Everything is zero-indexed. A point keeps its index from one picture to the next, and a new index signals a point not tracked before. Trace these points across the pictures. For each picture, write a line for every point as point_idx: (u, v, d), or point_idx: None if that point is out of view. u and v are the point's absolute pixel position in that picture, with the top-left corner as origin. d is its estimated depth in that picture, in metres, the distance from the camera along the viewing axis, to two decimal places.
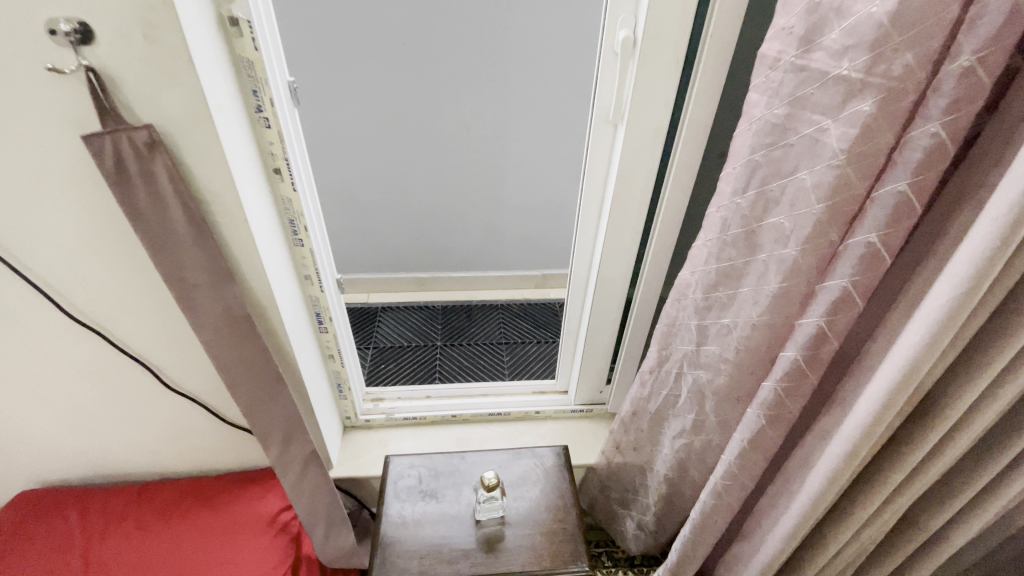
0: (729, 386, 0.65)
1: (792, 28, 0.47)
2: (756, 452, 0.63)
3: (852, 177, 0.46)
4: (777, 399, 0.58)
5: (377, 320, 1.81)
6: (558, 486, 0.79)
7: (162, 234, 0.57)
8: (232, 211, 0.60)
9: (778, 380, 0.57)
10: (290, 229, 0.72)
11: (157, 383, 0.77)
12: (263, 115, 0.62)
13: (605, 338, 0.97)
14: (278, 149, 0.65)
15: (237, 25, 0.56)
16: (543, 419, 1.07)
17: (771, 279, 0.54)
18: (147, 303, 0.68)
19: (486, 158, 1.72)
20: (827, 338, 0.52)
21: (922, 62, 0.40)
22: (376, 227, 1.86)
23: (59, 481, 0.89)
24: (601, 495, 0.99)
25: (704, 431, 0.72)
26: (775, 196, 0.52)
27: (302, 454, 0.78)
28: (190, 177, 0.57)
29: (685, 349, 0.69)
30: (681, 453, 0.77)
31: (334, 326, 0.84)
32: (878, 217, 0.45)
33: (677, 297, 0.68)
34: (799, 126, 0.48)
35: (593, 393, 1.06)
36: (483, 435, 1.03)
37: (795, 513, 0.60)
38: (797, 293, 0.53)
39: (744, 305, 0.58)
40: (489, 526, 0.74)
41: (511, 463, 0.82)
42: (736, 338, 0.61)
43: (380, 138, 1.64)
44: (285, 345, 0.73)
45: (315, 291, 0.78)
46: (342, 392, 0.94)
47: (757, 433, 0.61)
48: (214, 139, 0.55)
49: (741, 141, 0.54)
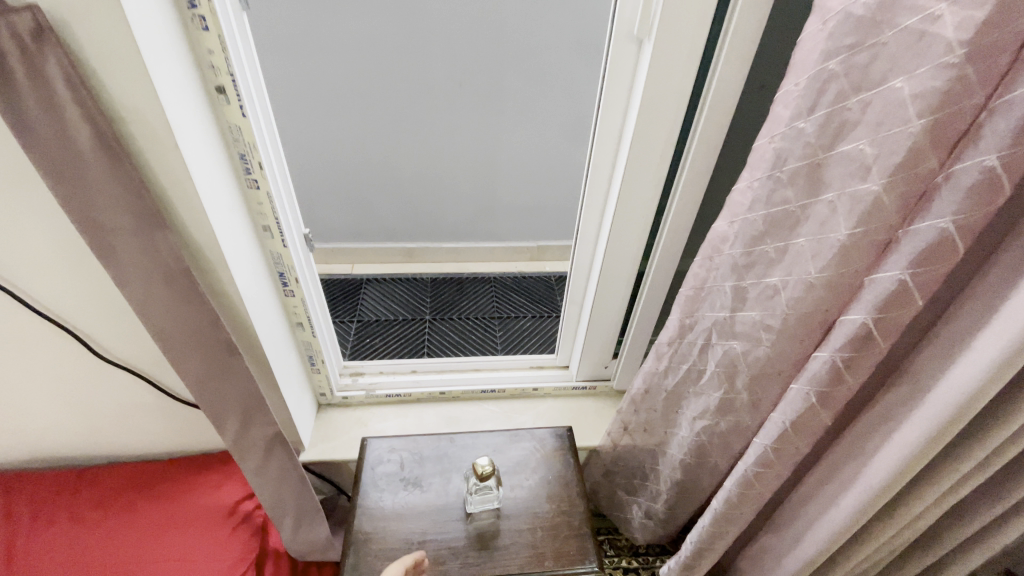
0: (769, 359, 0.54)
1: None
2: (801, 436, 0.53)
3: (972, 80, 0.35)
4: (836, 371, 0.47)
5: (362, 292, 1.68)
6: (560, 474, 0.69)
7: (64, 160, 0.44)
8: (158, 133, 0.47)
9: (840, 346, 0.45)
10: (241, 167, 0.58)
11: (88, 356, 0.64)
12: (197, 11, 0.48)
13: (615, 306, 0.87)
14: (220, 60, 0.51)
15: None
16: (541, 397, 0.97)
17: (841, 224, 0.43)
18: (65, 255, 0.55)
19: (480, 117, 1.57)
20: (912, 297, 0.41)
21: None
22: (359, 191, 1.72)
23: None
24: (604, 481, 0.89)
25: (732, 412, 0.62)
26: (854, 116, 0.41)
27: (264, 436, 0.67)
28: (98, 83, 0.44)
29: (716, 316, 0.59)
30: (702, 437, 0.68)
31: (301, 289, 0.71)
32: (1001, 131, 0.35)
33: (710, 254, 0.57)
34: (897, 19, 0.37)
35: (597, 368, 0.96)
36: (474, 414, 0.93)
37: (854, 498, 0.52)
38: (874, 242, 0.42)
39: (800, 259, 0.47)
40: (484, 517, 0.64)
41: (506, 446, 0.72)
42: (784, 300, 0.50)
43: (363, 90, 1.49)
44: (239, 309, 0.60)
45: (277, 246, 0.65)
46: (315, 366, 0.83)
47: (804, 413, 0.50)
48: (124, 31, 0.41)
49: (809, 47, 0.42)
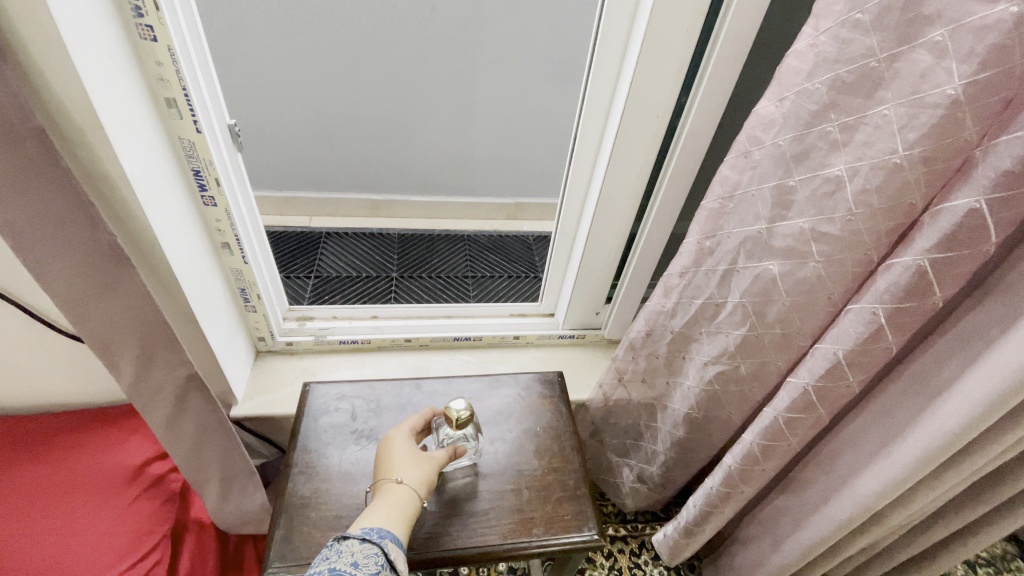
0: (818, 282, 0.43)
1: None
2: (853, 370, 0.41)
3: None
4: (922, 279, 0.35)
5: (320, 246, 1.51)
6: (549, 424, 0.58)
7: None
8: None
9: (932, 245, 0.34)
10: (129, 4, 0.43)
11: None
12: None
13: (611, 242, 0.75)
14: None
15: None
16: (523, 347, 0.86)
17: (955, 73, 0.31)
18: None
19: (456, 48, 1.40)
20: None
21: None
22: (317, 133, 1.53)
23: None
24: (593, 442, 0.79)
25: (757, 352, 0.51)
26: None
27: (174, 381, 0.52)
28: None
29: (745, 232, 0.46)
30: (713, 385, 0.57)
31: (225, 196, 0.57)
32: None
33: (745, 150, 0.45)
34: None
35: (587, 316, 0.85)
36: (446, 365, 0.80)
37: (915, 451, 0.41)
38: (996, 96, 0.31)
39: (880, 136, 0.35)
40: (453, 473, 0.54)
41: (484, 395, 0.60)
42: (851, 196, 0.38)
43: (320, 8, 1.28)
44: (134, 207, 0.45)
45: (189, 131, 0.50)
46: (250, 303, 0.68)
47: (867, 340, 0.39)
48: None
49: None
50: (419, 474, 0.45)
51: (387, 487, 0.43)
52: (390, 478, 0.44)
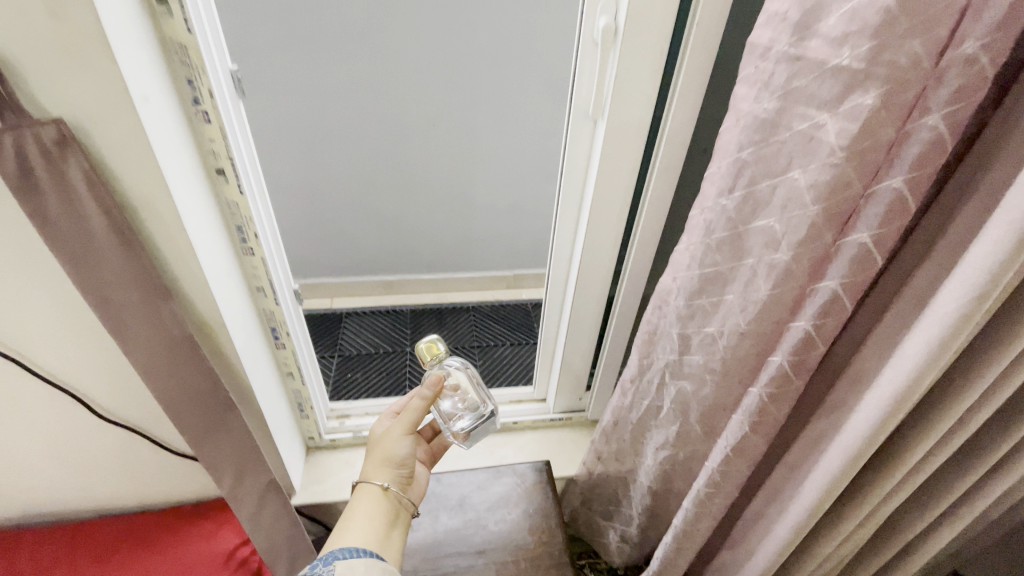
0: (718, 396, 0.61)
1: (783, 13, 0.42)
2: (740, 460, 0.59)
3: (852, 174, 0.41)
4: (764, 405, 0.54)
5: (342, 326, 1.71)
6: (539, 505, 0.75)
7: (78, 246, 0.48)
8: (166, 218, 0.52)
9: (765, 383, 0.53)
10: (238, 236, 0.64)
11: (83, 412, 0.66)
12: (201, 107, 0.55)
13: (585, 343, 0.93)
14: (221, 147, 0.57)
15: (165, 3, 0.48)
16: (521, 431, 1.04)
17: (761, 286, 0.50)
18: (63, 323, 0.57)
19: (455, 155, 1.61)
20: (816, 343, 0.49)
21: (928, 55, 0.36)
22: (337, 226, 1.74)
23: None
24: (583, 509, 0.94)
25: (689, 441, 0.69)
26: (765, 197, 0.47)
27: (258, 486, 0.71)
28: (112, 175, 0.49)
29: (667, 359, 0.64)
30: (663, 465, 0.74)
31: (292, 342, 0.76)
32: (873, 214, 0.42)
33: (658, 304, 0.62)
34: (790, 122, 0.44)
35: (572, 401, 1.03)
36: (458, 451, 0.99)
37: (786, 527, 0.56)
38: (790, 298, 0.49)
39: (732, 313, 0.54)
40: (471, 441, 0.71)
41: (490, 482, 0.77)
42: (722, 346, 0.56)
43: (338, 133, 1.50)
44: (238, 368, 0.65)
45: (269, 304, 0.71)
46: (304, 412, 0.87)
47: (741, 440, 0.57)
48: (142, 136, 0.47)
49: (727, 138, 0.49)
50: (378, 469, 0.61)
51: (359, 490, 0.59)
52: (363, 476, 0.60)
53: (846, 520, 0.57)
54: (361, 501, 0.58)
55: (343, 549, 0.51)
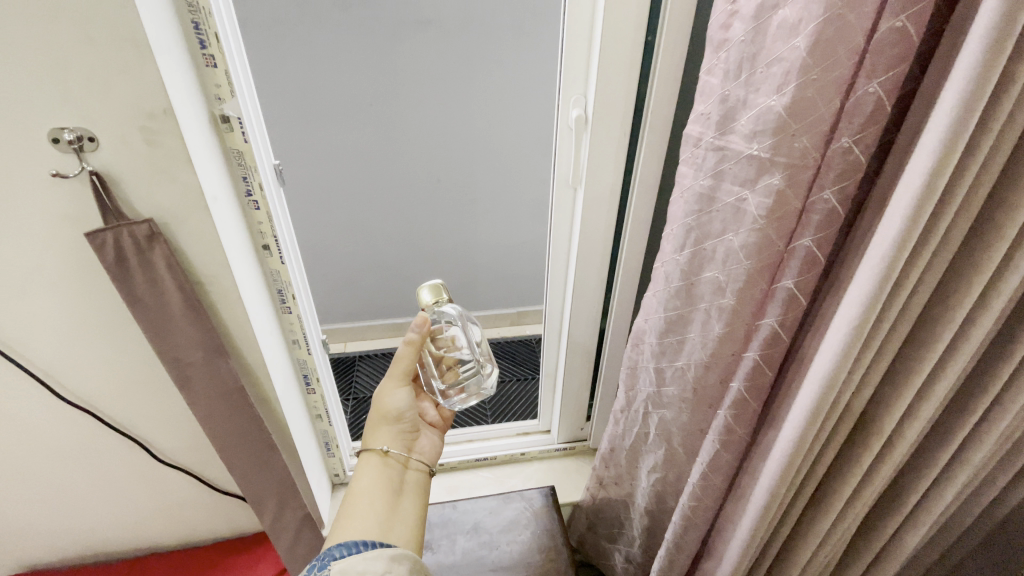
0: (694, 419, 0.70)
1: (709, 114, 0.54)
2: (717, 475, 0.68)
3: (771, 236, 0.52)
4: (729, 425, 0.64)
5: (356, 369, 1.72)
6: (547, 526, 0.83)
7: (158, 318, 0.60)
8: (226, 290, 0.63)
9: (728, 407, 0.63)
10: (278, 299, 0.76)
11: (146, 458, 0.77)
12: (252, 197, 0.67)
13: (582, 376, 1.03)
14: (267, 228, 0.70)
15: (228, 122, 0.62)
16: (528, 461, 1.13)
17: (714, 326, 0.60)
18: (140, 381, 0.69)
19: (459, 206, 1.70)
20: (763, 370, 0.59)
21: (815, 148, 0.48)
22: (351, 269, 1.79)
23: (53, 566, 0.86)
24: (589, 532, 1.01)
25: (674, 463, 0.77)
26: (707, 255, 0.58)
27: (295, 517, 0.81)
28: (186, 260, 0.60)
29: (648, 391, 0.73)
30: (657, 486, 0.81)
31: (321, 386, 0.88)
32: (795, 267, 0.53)
33: (635, 342, 0.73)
34: (722, 196, 0.55)
35: (574, 431, 1.12)
36: (470, 482, 1.08)
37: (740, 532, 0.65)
38: (739, 334, 0.59)
39: (694, 348, 0.64)
40: (470, 393, 0.76)
41: (501, 507, 0.86)
42: (691, 376, 0.66)
43: (350, 190, 1.59)
44: (278, 412, 0.75)
45: (302, 353, 0.82)
46: (330, 450, 0.97)
47: (714, 456, 0.67)
48: (211, 228, 0.59)
49: (675, 206, 0.61)
50: (378, 434, 0.69)
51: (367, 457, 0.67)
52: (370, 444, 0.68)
53: (814, 525, 0.65)
54: (361, 477, 0.65)
55: (339, 547, 0.53)
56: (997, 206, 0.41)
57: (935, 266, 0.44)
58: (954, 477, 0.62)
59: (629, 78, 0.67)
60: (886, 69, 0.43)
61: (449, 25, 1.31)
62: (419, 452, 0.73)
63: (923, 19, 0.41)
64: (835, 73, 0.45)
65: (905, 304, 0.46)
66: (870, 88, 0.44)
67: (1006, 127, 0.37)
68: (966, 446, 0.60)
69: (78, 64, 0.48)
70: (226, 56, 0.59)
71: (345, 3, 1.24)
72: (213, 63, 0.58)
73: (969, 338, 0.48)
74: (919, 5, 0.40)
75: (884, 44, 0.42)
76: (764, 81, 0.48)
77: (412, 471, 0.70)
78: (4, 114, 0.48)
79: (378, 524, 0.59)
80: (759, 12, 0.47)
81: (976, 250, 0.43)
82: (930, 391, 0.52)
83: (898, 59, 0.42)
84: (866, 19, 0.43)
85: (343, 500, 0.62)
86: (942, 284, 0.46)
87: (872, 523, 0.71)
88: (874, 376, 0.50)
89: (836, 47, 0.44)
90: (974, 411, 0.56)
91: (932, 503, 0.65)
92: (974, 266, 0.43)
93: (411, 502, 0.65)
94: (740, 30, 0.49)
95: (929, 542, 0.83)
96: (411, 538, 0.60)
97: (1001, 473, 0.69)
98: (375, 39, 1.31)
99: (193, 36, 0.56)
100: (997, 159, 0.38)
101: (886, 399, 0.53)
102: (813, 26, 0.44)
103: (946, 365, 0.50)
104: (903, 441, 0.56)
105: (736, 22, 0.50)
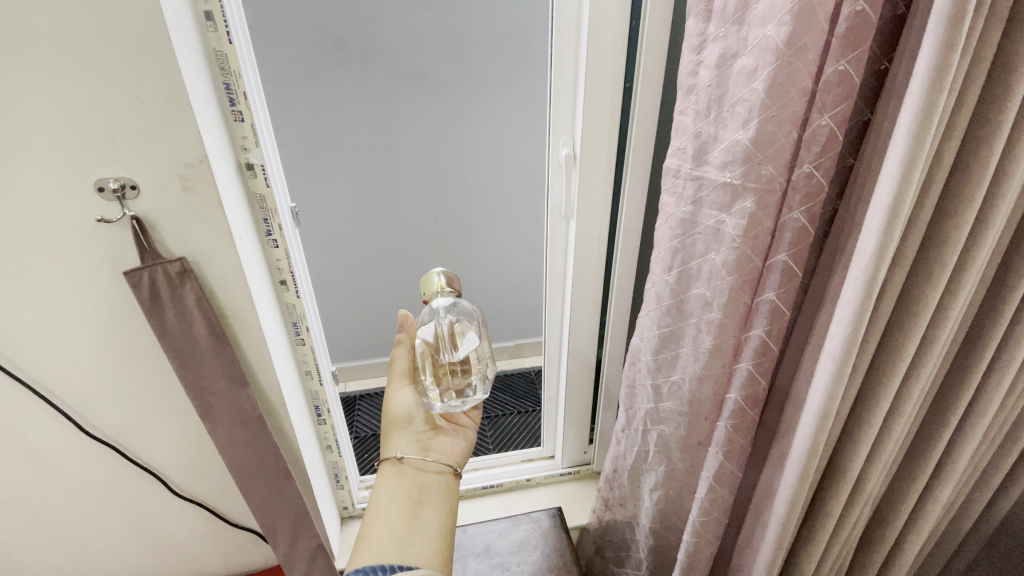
0: (692, 433, 0.74)
1: (685, 148, 0.60)
2: (724, 487, 0.71)
3: (750, 253, 0.58)
4: (731, 435, 0.67)
5: (357, 406, 1.73)
6: (556, 546, 0.84)
7: (186, 350, 0.65)
8: (248, 323, 0.68)
9: (728, 418, 0.67)
10: (293, 330, 0.81)
11: (162, 492, 0.79)
12: (272, 237, 0.73)
13: (583, 400, 1.06)
14: (286, 265, 0.75)
15: (253, 169, 0.68)
16: (534, 487, 1.15)
17: (705, 339, 0.65)
18: (162, 413, 0.72)
19: (456, 243, 1.76)
20: (757, 379, 0.64)
21: (779, 173, 0.55)
22: (351, 309, 1.84)
23: None
24: (598, 557, 1.01)
25: (675, 479, 0.80)
26: (694, 273, 0.64)
27: (308, 547, 0.82)
28: (212, 295, 0.65)
29: (648, 407, 0.76)
30: (660, 504, 0.83)
31: (331, 417, 0.91)
32: (775, 280, 0.59)
33: (632, 361, 0.77)
34: (702, 221, 0.61)
35: (577, 455, 1.15)
36: (478, 510, 1.10)
37: (769, 543, 0.66)
38: (727, 345, 0.64)
39: (688, 362, 0.68)
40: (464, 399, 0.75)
41: (509, 530, 0.88)
42: (688, 389, 0.70)
43: (350, 232, 1.66)
44: (292, 441, 0.79)
45: (314, 384, 0.87)
46: (340, 481, 0.99)
47: (718, 468, 0.70)
48: (237, 265, 0.64)
49: (661, 232, 0.67)
50: (393, 441, 0.75)
51: (387, 464, 0.72)
52: (386, 449, 0.74)
53: (815, 534, 0.67)
54: (380, 489, 0.69)
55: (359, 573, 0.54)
56: (944, 217, 0.47)
57: (894, 274, 0.49)
58: (945, 475, 0.65)
59: (611, 120, 0.75)
60: (834, 104, 0.50)
61: (442, 77, 1.42)
62: (438, 452, 0.76)
63: (861, 64, 0.48)
64: (790, 110, 0.52)
65: (874, 308, 0.51)
66: (822, 121, 0.51)
67: (936, 151, 0.44)
68: (951, 445, 0.64)
69: (126, 123, 0.54)
70: (253, 112, 0.66)
71: (345, 60, 1.35)
72: (242, 118, 0.65)
73: (936, 338, 0.53)
74: (857, 51, 0.47)
75: (830, 84, 0.49)
76: (731, 119, 0.55)
77: (431, 473, 0.73)
78: (56, 167, 0.54)
79: (397, 539, 0.61)
80: (721, 61, 0.55)
81: (931, 257, 0.49)
82: (908, 389, 0.56)
83: (843, 95, 0.49)
84: (812, 64, 0.50)
85: (364, 516, 0.65)
86: (903, 288, 0.52)
87: (874, 529, 0.73)
88: (856, 378, 0.55)
89: (789, 88, 0.51)
90: (954, 410, 0.60)
91: (928, 504, 0.68)
92: (930, 271, 0.49)
93: (430, 510, 0.68)
94: (707, 76, 0.57)
95: (935, 548, 0.85)
96: (432, 550, 0.62)
97: (992, 474, 0.72)
98: (375, 93, 1.41)
99: (223, 96, 0.64)
100: (936, 178, 0.45)
101: (866, 400, 0.57)
102: (767, 71, 0.51)
103: (919, 365, 0.54)
104: (888, 439, 0.59)
105: (702, 69, 0.57)
